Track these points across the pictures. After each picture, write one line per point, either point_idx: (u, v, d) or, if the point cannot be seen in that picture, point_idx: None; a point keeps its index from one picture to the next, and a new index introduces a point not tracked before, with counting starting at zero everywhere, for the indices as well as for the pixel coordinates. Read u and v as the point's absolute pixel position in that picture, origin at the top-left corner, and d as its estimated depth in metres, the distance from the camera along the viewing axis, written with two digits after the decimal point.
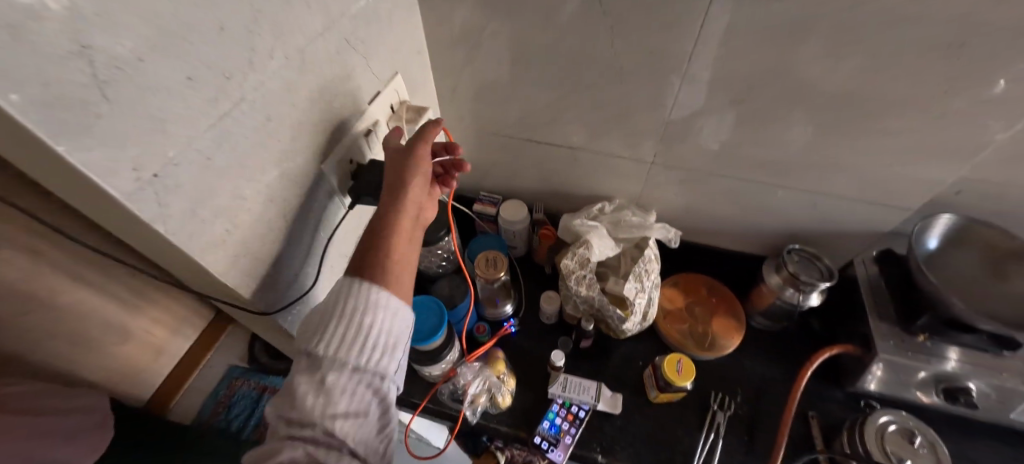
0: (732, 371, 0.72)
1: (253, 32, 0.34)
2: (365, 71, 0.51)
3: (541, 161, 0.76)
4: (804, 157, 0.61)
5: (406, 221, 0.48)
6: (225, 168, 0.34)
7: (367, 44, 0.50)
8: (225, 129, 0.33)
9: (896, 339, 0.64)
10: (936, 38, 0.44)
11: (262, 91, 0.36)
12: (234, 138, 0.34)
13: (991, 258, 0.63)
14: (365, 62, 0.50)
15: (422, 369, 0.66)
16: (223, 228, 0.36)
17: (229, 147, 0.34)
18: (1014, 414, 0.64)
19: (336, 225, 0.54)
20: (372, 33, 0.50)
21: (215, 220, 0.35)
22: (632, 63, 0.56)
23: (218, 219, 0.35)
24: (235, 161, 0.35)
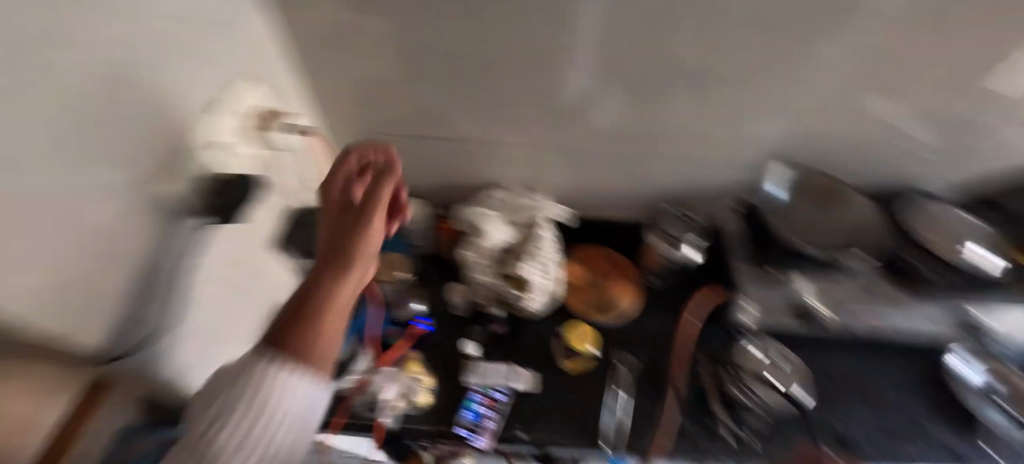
0: (629, 327, 0.79)
1: (56, 35, 0.26)
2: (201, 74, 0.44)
3: (430, 155, 0.76)
4: (662, 127, 0.68)
5: (345, 296, 0.38)
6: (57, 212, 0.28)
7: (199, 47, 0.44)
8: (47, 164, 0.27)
9: (756, 275, 0.74)
10: (757, 17, 0.50)
11: (79, 115, 0.29)
12: (61, 172, 0.28)
13: (820, 198, 0.75)
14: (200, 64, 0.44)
15: (332, 383, 0.65)
16: (52, 281, 0.28)
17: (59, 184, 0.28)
18: (851, 324, 0.76)
19: (191, 249, 0.46)
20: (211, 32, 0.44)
21: (47, 276, 0.28)
22: (497, 53, 0.57)
23: (51, 273, 0.28)
24: (68, 198, 0.29)
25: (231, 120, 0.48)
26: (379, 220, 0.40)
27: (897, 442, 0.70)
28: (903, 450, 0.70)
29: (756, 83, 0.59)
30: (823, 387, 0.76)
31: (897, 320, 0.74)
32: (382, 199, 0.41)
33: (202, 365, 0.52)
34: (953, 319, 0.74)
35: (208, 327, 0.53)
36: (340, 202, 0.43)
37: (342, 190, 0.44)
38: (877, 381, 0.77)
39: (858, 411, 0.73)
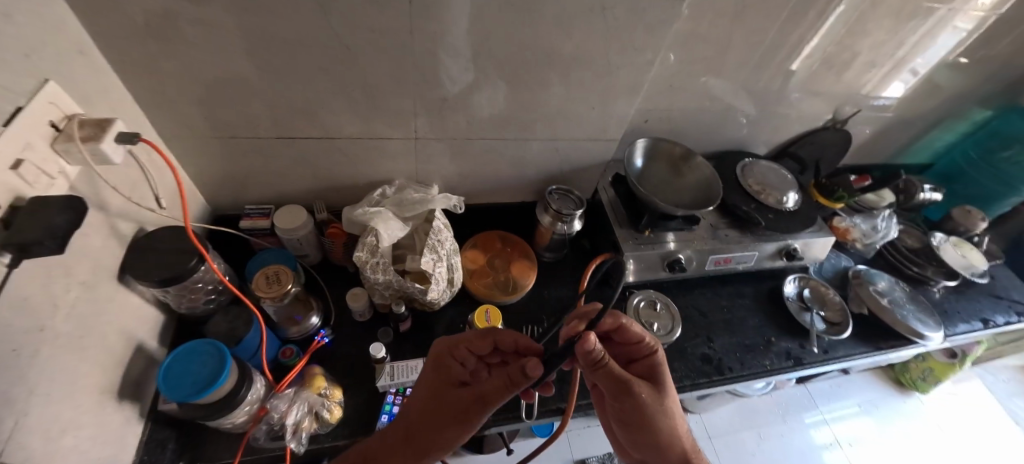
0: (533, 303, 0.85)
1: None
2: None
3: (304, 157, 0.71)
4: (538, 113, 0.73)
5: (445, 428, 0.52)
6: None
7: None
8: None
9: (634, 237, 0.86)
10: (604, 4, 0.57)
11: None
12: None
13: (669, 165, 0.92)
14: None
15: (219, 422, 0.56)
16: None
17: None
18: (706, 266, 0.92)
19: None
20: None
21: None
22: (362, 42, 0.56)
23: None
24: None
25: (29, 132, 0.38)
26: (522, 376, 0.49)
27: (752, 355, 0.87)
28: (757, 360, 0.86)
29: (610, 65, 0.67)
30: (695, 323, 0.91)
31: (740, 254, 0.92)
32: (536, 369, 0.48)
33: (43, 440, 0.39)
34: (781, 246, 0.93)
35: (39, 390, 0.39)
36: (464, 353, 0.57)
37: (466, 351, 0.57)
38: (732, 309, 0.94)
39: (721, 336, 0.89)
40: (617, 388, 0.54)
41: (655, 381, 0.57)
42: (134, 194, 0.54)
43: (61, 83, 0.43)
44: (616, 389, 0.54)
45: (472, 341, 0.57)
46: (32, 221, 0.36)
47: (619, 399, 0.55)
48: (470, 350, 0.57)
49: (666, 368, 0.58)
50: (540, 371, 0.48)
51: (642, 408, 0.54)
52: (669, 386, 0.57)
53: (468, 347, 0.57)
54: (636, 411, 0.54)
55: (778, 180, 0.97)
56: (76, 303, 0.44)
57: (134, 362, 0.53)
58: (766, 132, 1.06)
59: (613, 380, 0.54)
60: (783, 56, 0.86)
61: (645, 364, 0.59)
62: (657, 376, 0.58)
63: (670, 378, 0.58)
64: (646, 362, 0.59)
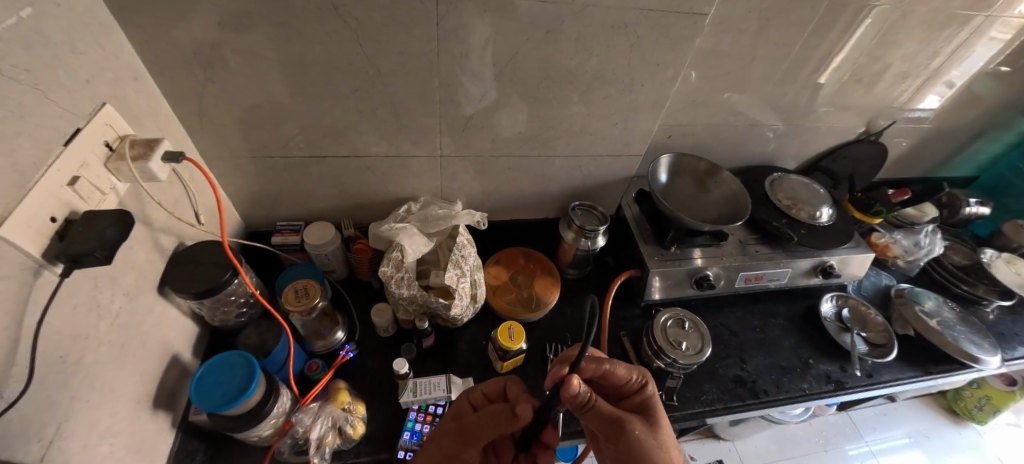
0: (555, 321, 0.84)
1: None
2: (52, 101, 0.38)
3: (334, 175, 0.73)
4: (561, 130, 0.73)
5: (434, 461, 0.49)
6: None
7: (46, 68, 0.37)
8: None
9: (660, 254, 0.84)
10: (620, 20, 0.58)
11: None
12: None
13: (694, 180, 0.91)
14: (53, 89, 0.38)
15: (246, 434, 0.57)
16: None
17: None
18: (737, 283, 0.89)
19: (46, 307, 0.37)
20: (47, 56, 0.38)
21: None
22: (390, 64, 0.58)
23: None
24: None
25: (85, 151, 0.41)
26: (506, 412, 0.47)
27: (789, 378, 0.82)
28: (795, 384, 0.81)
29: (632, 81, 0.67)
30: (726, 343, 0.87)
31: (771, 270, 0.88)
32: (526, 411, 0.46)
33: (83, 447, 0.40)
34: (817, 263, 0.89)
35: (81, 395, 0.40)
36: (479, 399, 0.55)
37: (480, 395, 0.55)
38: (765, 329, 0.90)
39: (754, 357, 0.85)
40: (610, 428, 0.51)
41: (649, 416, 0.53)
42: (177, 210, 0.56)
43: (115, 105, 0.46)
44: (608, 429, 0.51)
45: (488, 383, 0.55)
46: (84, 235, 0.38)
47: (613, 441, 0.51)
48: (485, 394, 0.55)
49: (658, 403, 0.55)
50: (530, 412, 0.46)
51: (638, 450, 0.49)
52: (663, 420, 0.53)
53: (482, 390, 0.55)
54: (633, 454, 0.49)
55: (810, 195, 0.94)
56: (118, 313, 0.46)
57: (169, 372, 0.55)
58: (794, 147, 1.03)
59: (604, 419, 0.51)
60: (811, 69, 0.84)
61: (636, 401, 0.55)
62: (651, 410, 0.54)
63: (664, 413, 0.54)
64: (637, 398, 0.56)
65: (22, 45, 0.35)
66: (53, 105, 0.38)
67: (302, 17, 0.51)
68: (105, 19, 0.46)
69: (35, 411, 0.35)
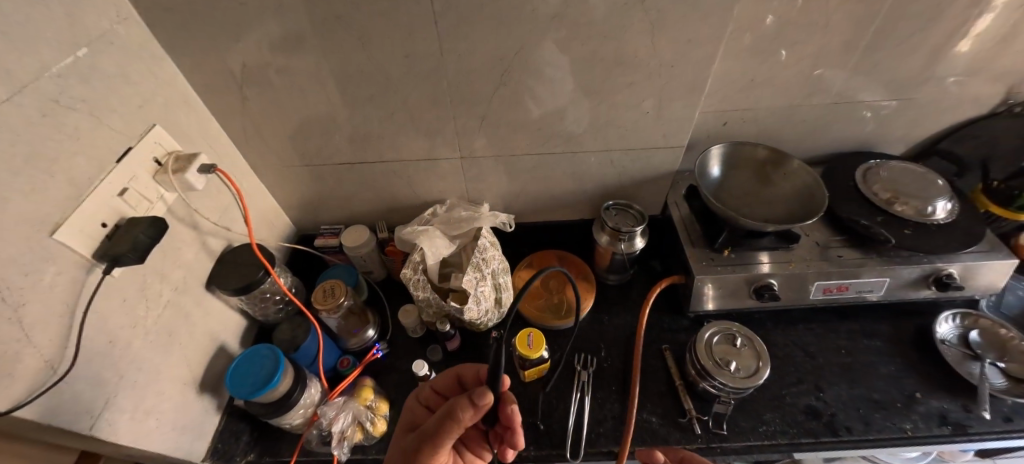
0: (588, 330, 0.79)
1: None
2: (103, 128, 0.46)
3: (366, 181, 0.77)
4: (584, 123, 0.68)
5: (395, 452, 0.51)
6: None
7: (96, 100, 0.45)
8: None
9: (710, 258, 0.74)
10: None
11: None
12: None
13: (757, 173, 0.78)
14: (102, 119, 0.46)
15: (277, 422, 0.62)
16: None
17: None
18: (812, 295, 0.75)
19: (97, 297, 0.44)
20: (100, 88, 0.46)
21: None
22: (397, 69, 0.59)
23: None
24: None
25: (134, 166, 0.49)
26: (463, 406, 0.43)
27: (883, 415, 0.66)
28: (892, 423, 0.65)
29: (659, 63, 0.59)
30: (797, 366, 0.73)
31: (860, 280, 0.72)
32: (483, 398, 0.41)
33: (132, 414, 0.48)
34: (928, 271, 0.71)
35: (127, 375, 0.48)
36: (430, 396, 0.58)
37: (431, 391, 0.58)
38: (853, 352, 0.74)
39: (834, 385, 0.70)
40: None
41: None
42: (222, 216, 0.64)
43: (164, 127, 0.55)
44: None
45: (437, 378, 0.57)
46: (124, 238, 0.46)
47: None
48: (435, 389, 0.57)
49: None
50: (488, 398, 0.42)
51: None
52: None
53: (432, 387, 0.57)
54: None
55: (919, 185, 0.74)
56: (165, 306, 0.54)
57: (215, 359, 0.63)
58: (900, 126, 0.83)
59: None
60: (915, 26, 0.67)
61: None
62: None
63: None
64: None
65: (78, 79, 0.43)
66: (106, 129, 0.46)
67: (307, 35, 0.54)
68: (156, 53, 0.54)
69: (83, 384, 0.43)
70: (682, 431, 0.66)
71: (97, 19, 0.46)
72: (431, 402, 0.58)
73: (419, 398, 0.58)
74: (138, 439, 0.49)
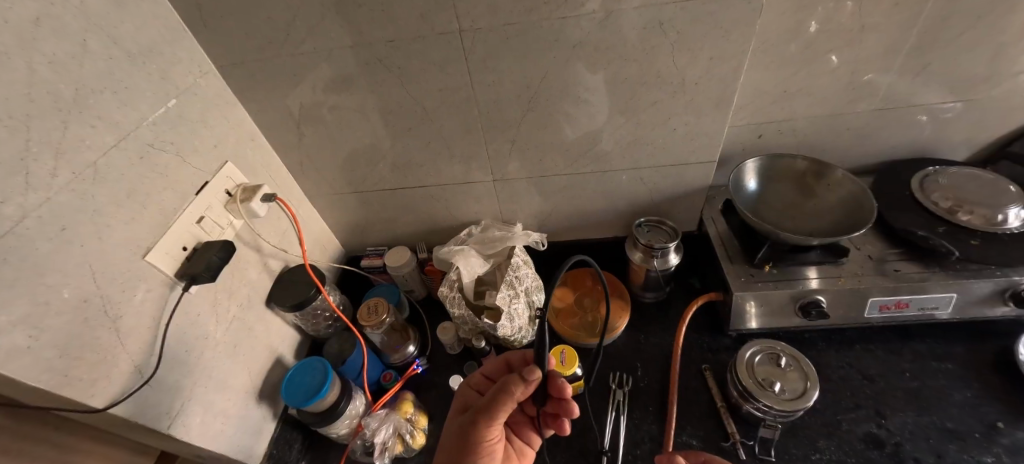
0: (623, 348, 0.79)
1: (26, 159, 0.37)
2: (186, 167, 0.54)
3: (407, 205, 0.82)
4: (610, 143, 0.70)
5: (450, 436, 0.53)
6: (15, 278, 0.36)
7: (180, 143, 0.54)
8: (7, 246, 0.36)
9: (749, 273, 0.71)
10: (643, 23, 0.54)
11: (53, 211, 0.40)
12: (20, 252, 0.37)
13: (798, 185, 0.75)
14: (185, 160, 0.54)
15: (326, 431, 0.66)
16: (25, 335, 0.37)
17: (18, 261, 0.36)
18: (867, 312, 0.70)
19: (177, 312, 0.52)
20: (185, 131, 0.55)
21: (14, 328, 0.36)
22: (432, 101, 0.64)
23: (18, 327, 0.36)
24: (29, 270, 0.37)
25: (211, 197, 0.58)
26: (516, 382, 0.47)
27: (958, 446, 0.60)
28: (970, 456, 0.59)
29: (683, 80, 0.60)
30: (854, 390, 0.68)
31: (922, 296, 0.67)
32: (534, 374, 0.46)
33: (203, 415, 0.55)
34: (1002, 285, 0.64)
35: (200, 380, 0.55)
36: (480, 381, 0.60)
37: (481, 377, 0.60)
38: (921, 376, 0.68)
39: (899, 411, 0.64)
40: None
41: None
42: (280, 239, 0.72)
43: (234, 164, 0.63)
44: None
45: (487, 364, 0.60)
46: (201, 259, 0.53)
47: None
48: (484, 374, 0.60)
49: None
50: (537, 374, 0.46)
51: None
52: None
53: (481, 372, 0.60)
54: None
55: (985, 192, 0.68)
56: (231, 320, 0.61)
57: (273, 370, 0.69)
58: (962, 129, 0.77)
59: None
60: (962, 26, 0.63)
61: None
62: None
63: None
64: None
65: (168, 127, 0.52)
66: (190, 167, 0.55)
67: (350, 77, 0.61)
68: (231, 101, 0.63)
69: (163, 386, 0.50)
70: (726, 456, 0.63)
71: (184, 75, 0.55)
72: (481, 387, 0.60)
73: (469, 383, 0.61)
74: (207, 440, 0.55)
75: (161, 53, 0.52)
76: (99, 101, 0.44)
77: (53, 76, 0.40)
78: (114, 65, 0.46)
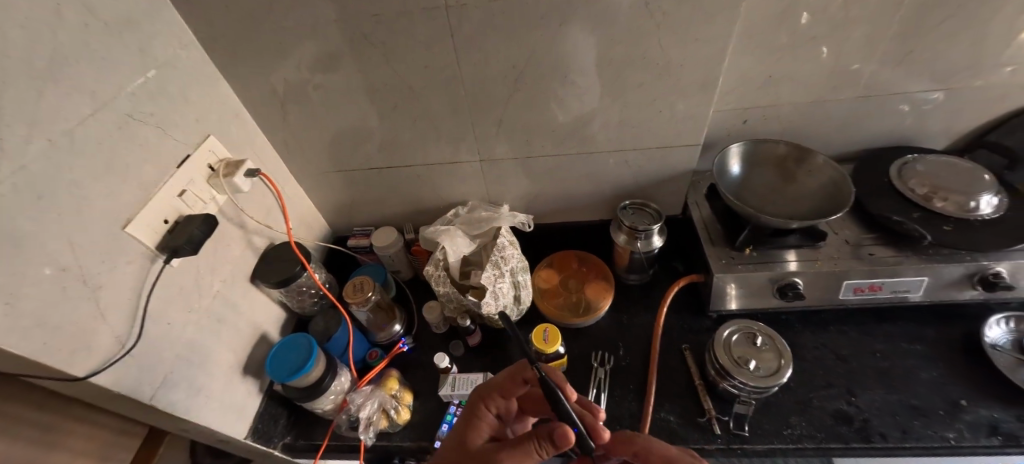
0: (606, 328, 0.80)
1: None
2: (165, 139, 0.54)
3: (393, 185, 0.82)
4: (597, 125, 0.70)
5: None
6: None
7: (159, 116, 0.53)
8: None
9: (729, 256, 0.73)
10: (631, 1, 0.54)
11: (29, 178, 0.39)
12: None
13: (780, 169, 0.76)
14: (164, 132, 0.54)
15: (311, 406, 0.67)
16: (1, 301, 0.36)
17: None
18: (842, 294, 0.72)
19: (157, 285, 0.52)
20: (165, 103, 0.54)
21: None
22: (418, 79, 0.63)
23: None
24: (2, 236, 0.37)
25: (193, 170, 0.57)
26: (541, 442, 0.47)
27: (923, 422, 0.62)
28: (933, 432, 0.61)
29: (670, 61, 0.60)
30: (827, 369, 0.70)
31: (894, 280, 0.69)
32: (563, 440, 0.46)
33: (187, 388, 0.55)
34: (972, 270, 0.66)
35: (183, 353, 0.55)
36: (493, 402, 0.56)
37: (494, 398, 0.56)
38: (891, 356, 0.70)
39: (869, 390, 0.67)
40: None
41: None
42: (264, 216, 0.72)
43: (217, 139, 0.62)
44: None
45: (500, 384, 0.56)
46: (182, 232, 0.53)
47: None
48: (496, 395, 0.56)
49: None
50: (568, 439, 0.46)
51: None
52: None
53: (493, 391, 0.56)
54: None
55: (961, 179, 0.70)
56: (214, 295, 0.61)
57: (257, 347, 0.69)
58: (940, 119, 0.79)
59: None
60: (945, 14, 0.64)
61: None
62: None
63: None
64: None
65: (147, 98, 0.51)
66: (170, 139, 0.54)
67: (333, 53, 0.60)
68: (212, 75, 0.62)
69: (145, 357, 0.50)
70: (702, 431, 0.65)
71: (162, 46, 0.54)
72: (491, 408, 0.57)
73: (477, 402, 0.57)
74: (192, 412, 0.56)
75: (139, 21, 0.50)
76: (73, 66, 0.43)
77: (24, 39, 0.39)
78: (89, 32, 0.45)
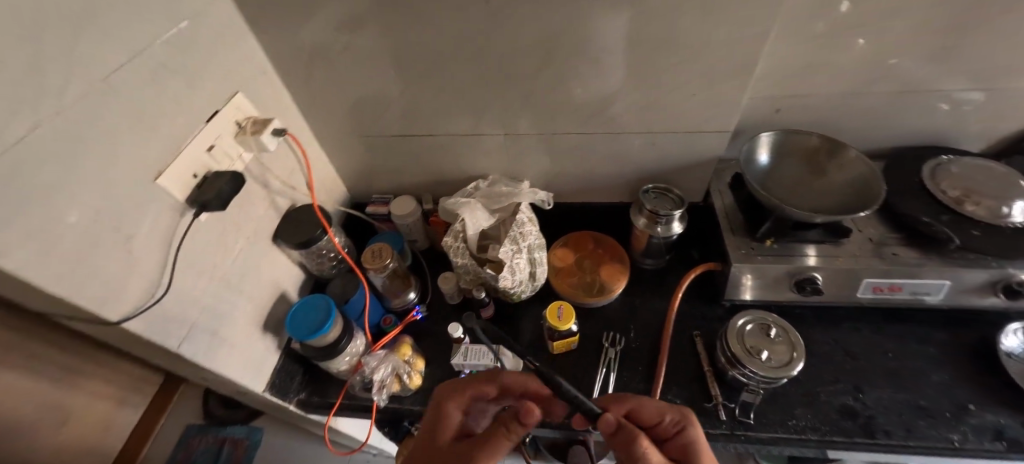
0: (618, 310, 0.81)
1: (35, 67, 0.36)
2: (195, 92, 0.53)
3: (414, 154, 0.82)
4: (626, 105, 0.68)
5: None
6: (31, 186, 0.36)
7: (190, 69, 0.52)
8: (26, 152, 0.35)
9: (749, 246, 0.72)
10: None
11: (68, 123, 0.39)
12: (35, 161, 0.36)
13: (810, 162, 0.75)
14: (194, 86, 0.53)
15: (327, 365, 0.69)
16: (41, 246, 0.37)
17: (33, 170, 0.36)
18: (859, 292, 0.71)
19: (185, 238, 0.53)
20: (195, 56, 0.53)
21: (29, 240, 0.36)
22: (448, 46, 0.62)
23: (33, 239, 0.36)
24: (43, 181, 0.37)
25: (221, 127, 0.57)
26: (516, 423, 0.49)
27: (928, 423, 0.63)
28: (938, 433, 0.62)
29: (709, 43, 0.58)
30: (836, 365, 0.71)
31: (914, 282, 0.68)
32: (531, 417, 0.48)
33: (212, 339, 0.57)
34: (995, 277, 0.65)
35: (209, 306, 0.57)
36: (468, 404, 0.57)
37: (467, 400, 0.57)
38: (901, 356, 0.70)
39: (877, 388, 0.67)
40: None
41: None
42: (287, 177, 0.72)
43: (244, 97, 0.62)
44: None
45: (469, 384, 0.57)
46: (211, 187, 0.53)
47: None
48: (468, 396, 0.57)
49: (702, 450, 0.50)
50: (535, 417, 0.48)
51: None
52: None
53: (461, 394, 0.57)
54: None
55: (997, 183, 0.68)
56: (238, 251, 0.62)
57: (277, 305, 0.71)
58: (982, 119, 0.76)
59: None
60: (1007, 8, 0.60)
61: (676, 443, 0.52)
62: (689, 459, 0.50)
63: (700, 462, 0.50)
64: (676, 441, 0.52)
65: (178, 49, 0.51)
66: (200, 93, 0.54)
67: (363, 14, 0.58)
68: (241, 30, 0.61)
69: (174, 307, 0.51)
70: (707, 416, 0.66)
71: None
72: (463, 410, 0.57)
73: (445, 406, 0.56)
74: (216, 363, 0.58)
75: None
76: (109, 10, 0.42)
77: None
78: None
